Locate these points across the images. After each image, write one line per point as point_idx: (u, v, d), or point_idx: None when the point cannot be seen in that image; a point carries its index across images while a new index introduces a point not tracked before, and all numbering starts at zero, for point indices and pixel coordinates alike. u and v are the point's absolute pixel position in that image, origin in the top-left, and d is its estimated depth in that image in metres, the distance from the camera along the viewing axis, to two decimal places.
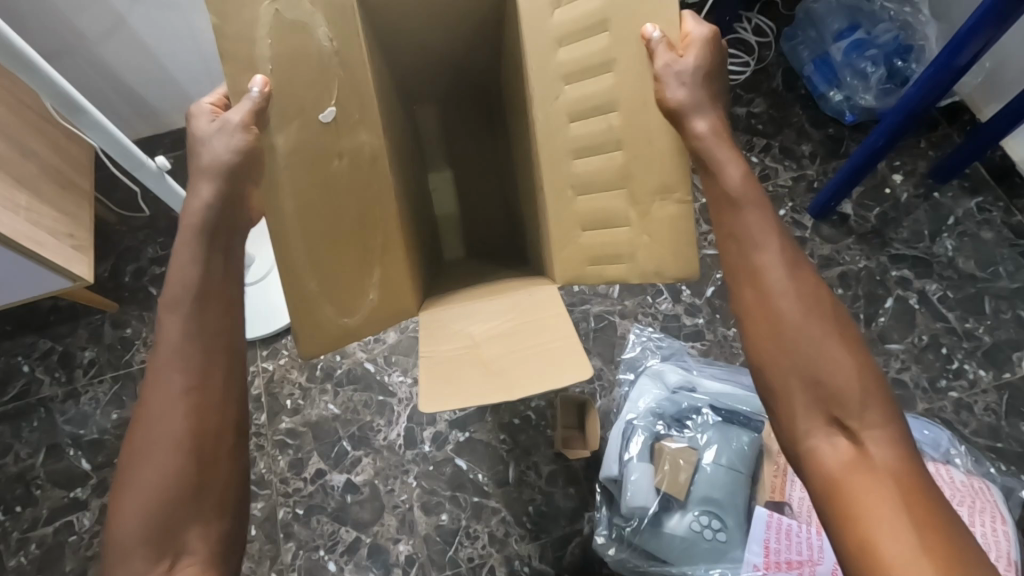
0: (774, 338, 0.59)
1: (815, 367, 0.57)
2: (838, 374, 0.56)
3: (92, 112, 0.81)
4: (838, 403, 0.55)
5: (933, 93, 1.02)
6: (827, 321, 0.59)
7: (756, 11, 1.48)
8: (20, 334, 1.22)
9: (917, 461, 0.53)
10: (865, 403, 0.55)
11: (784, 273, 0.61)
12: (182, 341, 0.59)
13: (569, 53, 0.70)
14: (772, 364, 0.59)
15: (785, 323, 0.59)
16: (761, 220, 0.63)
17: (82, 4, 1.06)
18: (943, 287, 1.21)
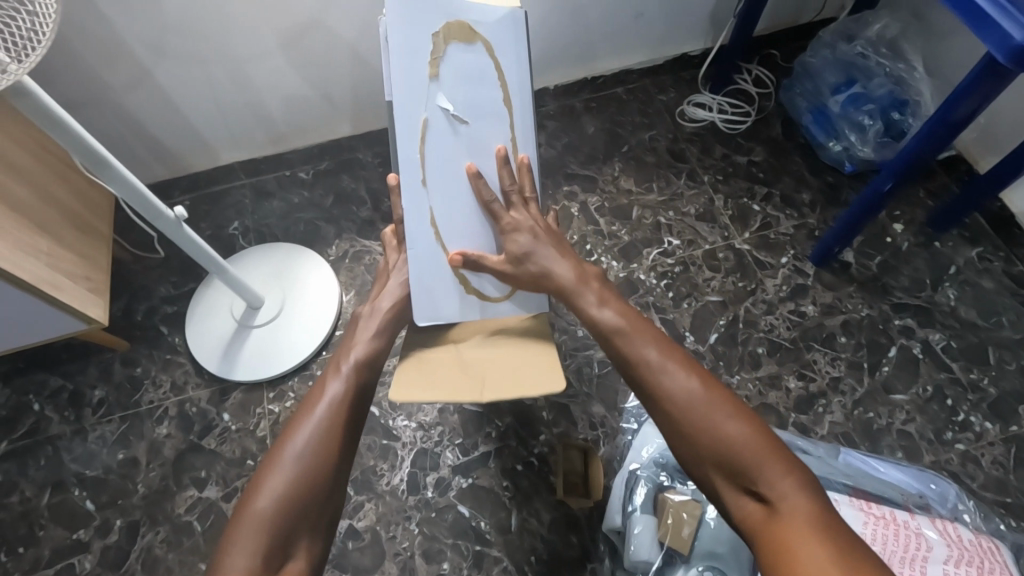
0: (689, 433, 0.68)
1: (723, 444, 0.66)
2: (739, 448, 0.65)
3: (116, 165, 0.84)
4: (748, 473, 0.65)
5: (931, 147, 1.00)
6: (718, 400, 0.69)
7: (756, 63, 1.53)
8: (32, 372, 1.24)
9: (828, 510, 0.61)
10: (767, 466, 0.64)
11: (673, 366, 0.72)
12: (342, 403, 0.72)
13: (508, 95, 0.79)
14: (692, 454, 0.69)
15: (687, 412, 0.69)
16: (643, 337, 0.75)
17: (109, 60, 1.12)
18: (946, 336, 1.22)
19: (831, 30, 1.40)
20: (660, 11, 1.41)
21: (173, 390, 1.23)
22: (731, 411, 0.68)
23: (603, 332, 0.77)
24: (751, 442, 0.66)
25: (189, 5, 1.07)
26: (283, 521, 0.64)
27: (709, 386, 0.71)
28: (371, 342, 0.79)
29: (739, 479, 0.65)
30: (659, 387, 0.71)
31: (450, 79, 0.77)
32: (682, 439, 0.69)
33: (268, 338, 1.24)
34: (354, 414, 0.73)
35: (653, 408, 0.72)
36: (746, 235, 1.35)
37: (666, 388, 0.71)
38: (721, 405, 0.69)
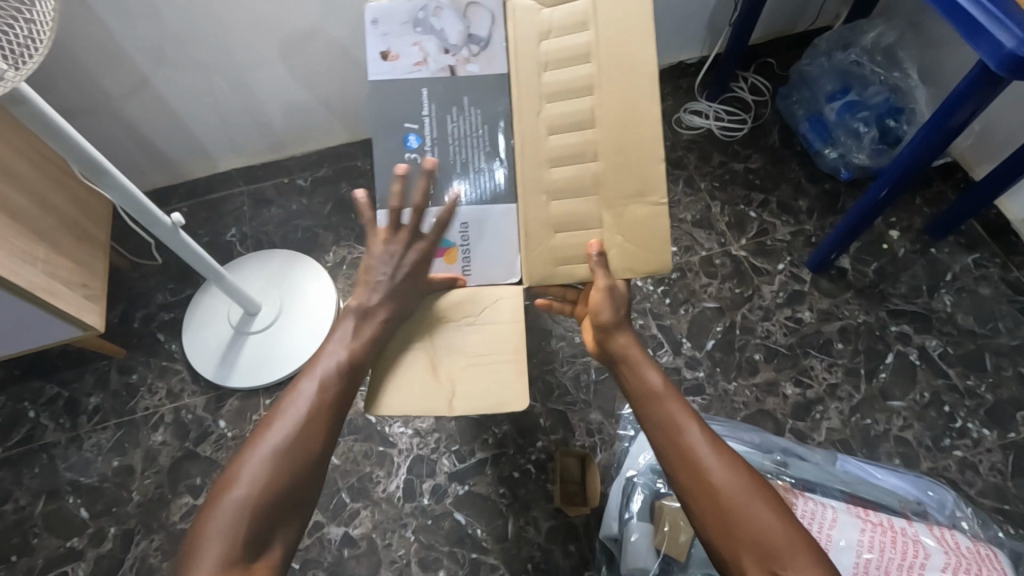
0: (712, 507, 0.66)
1: (751, 526, 0.63)
2: (765, 529, 0.63)
3: (113, 172, 0.84)
4: (772, 556, 0.61)
5: (926, 154, 1.01)
6: (750, 485, 0.67)
7: (753, 71, 1.54)
8: (27, 379, 1.24)
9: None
10: (792, 551, 0.61)
11: (709, 444, 0.70)
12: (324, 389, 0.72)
13: (555, 75, 0.78)
14: (715, 536, 0.65)
15: (718, 491, 0.66)
16: (678, 407, 0.73)
17: (109, 68, 1.12)
18: (943, 343, 1.22)
19: (827, 38, 1.41)
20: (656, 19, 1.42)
21: (169, 397, 1.22)
22: (763, 496, 0.66)
23: (642, 394, 0.76)
24: (783, 531, 0.63)
25: (189, 13, 1.08)
26: (264, 503, 0.64)
27: (743, 469, 0.68)
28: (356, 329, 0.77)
29: (763, 560, 0.62)
30: (695, 460, 0.69)
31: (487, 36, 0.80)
32: (708, 516, 0.66)
33: (264, 345, 1.23)
34: (339, 403, 0.73)
35: (677, 472, 0.70)
36: (743, 242, 1.35)
37: (700, 463, 0.68)
38: (752, 487, 0.66)
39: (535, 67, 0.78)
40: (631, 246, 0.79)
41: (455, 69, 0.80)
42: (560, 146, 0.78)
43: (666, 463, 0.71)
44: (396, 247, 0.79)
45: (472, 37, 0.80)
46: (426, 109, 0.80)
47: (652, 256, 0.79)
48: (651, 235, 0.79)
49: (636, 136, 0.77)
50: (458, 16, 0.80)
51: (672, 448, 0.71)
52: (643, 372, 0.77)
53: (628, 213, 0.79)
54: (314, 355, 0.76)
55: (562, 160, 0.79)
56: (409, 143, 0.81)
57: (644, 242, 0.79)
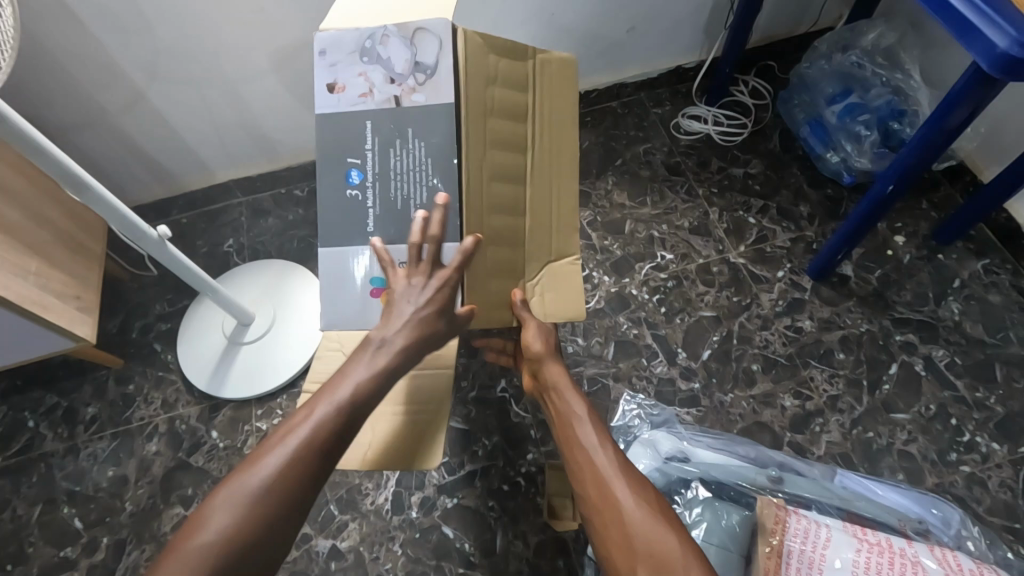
0: (614, 521, 0.67)
1: (648, 539, 0.64)
2: (657, 540, 0.63)
3: (97, 186, 0.85)
4: (667, 566, 0.61)
5: (926, 154, 0.97)
6: (653, 505, 0.67)
7: (753, 74, 1.51)
8: (28, 389, 1.26)
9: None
10: (687, 561, 0.61)
11: (619, 466, 0.73)
12: (304, 455, 0.62)
13: (497, 126, 0.77)
14: (613, 550, 0.66)
15: (620, 505, 0.68)
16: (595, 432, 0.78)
17: (103, 83, 1.14)
18: (951, 353, 1.17)
19: (827, 40, 1.38)
20: (652, 25, 1.40)
21: (164, 407, 1.23)
22: (662, 514, 0.67)
23: (565, 422, 0.81)
24: (678, 544, 0.63)
25: (177, 27, 1.09)
26: (227, 556, 0.56)
27: (651, 491, 0.70)
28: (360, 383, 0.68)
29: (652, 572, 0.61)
30: (601, 475, 0.72)
31: (426, 62, 0.71)
32: (607, 527, 0.67)
33: (256, 355, 1.24)
34: (334, 451, 0.64)
35: (583, 493, 0.72)
36: (741, 249, 1.32)
37: (603, 482, 0.71)
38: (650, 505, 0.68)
39: (482, 105, 0.75)
40: (551, 293, 0.87)
41: (400, 100, 0.72)
42: (497, 198, 0.79)
43: (579, 482, 0.74)
44: (418, 280, 0.75)
45: (418, 66, 0.71)
46: (370, 143, 0.74)
47: (566, 306, 0.87)
48: (567, 289, 0.86)
49: (558, 198, 0.83)
50: (406, 43, 0.70)
51: (582, 466, 0.74)
52: (563, 400, 0.84)
53: (548, 269, 0.86)
54: (331, 382, 0.68)
55: (499, 211, 0.80)
56: (352, 178, 0.75)
57: (563, 292, 0.86)
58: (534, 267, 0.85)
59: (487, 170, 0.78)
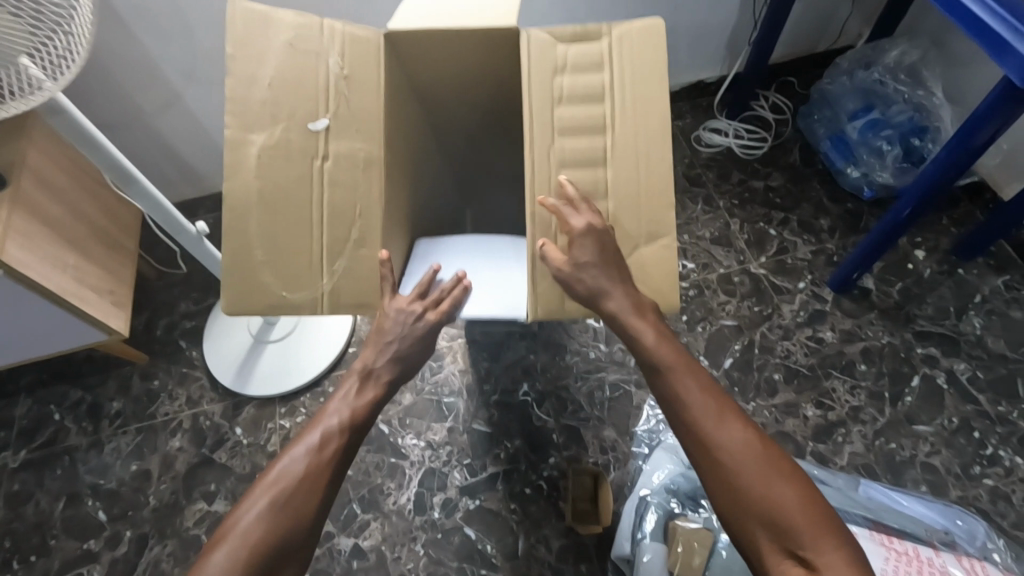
0: (732, 483, 0.63)
1: (770, 501, 0.62)
2: (790, 510, 0.61)
3: (143, 181, 0.88)
4: (789, 532, 0.60)
5: (952, 171, 0.99)
6: (765, 454, 0.64)
7: (773, 90, 1.54)
8: (54, 383, 1.27)
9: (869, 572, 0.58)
10: (807, 522, 0.60)
11: (734, 429, 0.66)
12: (306, 474, 0.67)
13: (572, 112, 0.69)
14: (737, 504, 0.63)
15: (728, 452, 0.65)
16: (694, 388, 0.68)
17: (143, 83, 1.17)
18: (973, 367, 1.18)
19: (849, 57, 1.40)
20: (675, 40, 1.44)
21: (188, 404, 1.24)
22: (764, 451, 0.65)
23: (651, 372, 0.70)
24: (799, 503, 0.61)
25: (218, 31, 1.12)
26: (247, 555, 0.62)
27: (761, 442, 0.65)
28: (357, 407, 0.72)
29: (778, 539, 0.61)
30: (717, 446, 0.65)
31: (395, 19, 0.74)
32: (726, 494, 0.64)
33: (283, 355, 1.25)
34: (338, 471, 0.69)
35: (702, 453, 0.66)
36: (762, 260, 1.33)
37: (719, 448, 0.65)
38: (753, 441, 0.65)
39: (546, 96, 0.69)
40: (640, 283, 0.70)
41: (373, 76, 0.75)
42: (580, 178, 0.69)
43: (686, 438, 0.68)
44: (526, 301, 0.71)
45: None
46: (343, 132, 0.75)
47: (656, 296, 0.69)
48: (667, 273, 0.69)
49: (647, 176, 0.69)
50: None
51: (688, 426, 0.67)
52: (663, 356, 0.68)
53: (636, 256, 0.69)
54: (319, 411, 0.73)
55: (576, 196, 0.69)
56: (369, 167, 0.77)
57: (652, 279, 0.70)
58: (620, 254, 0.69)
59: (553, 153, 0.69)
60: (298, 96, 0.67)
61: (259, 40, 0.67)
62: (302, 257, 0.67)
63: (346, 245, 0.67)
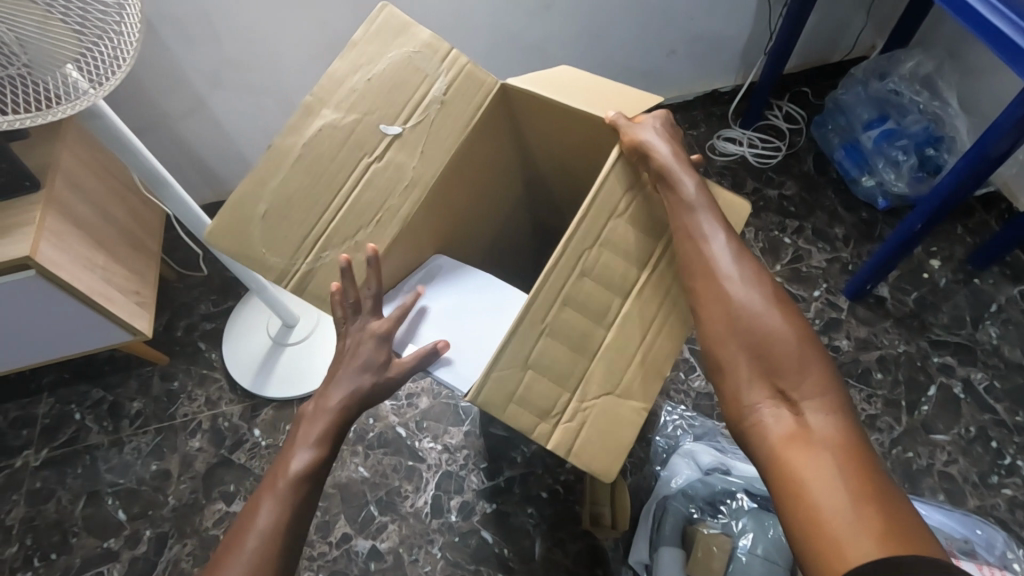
0: (725, 319, 0.58)
1: (762, 341, 0.57)
2: (782, 348, 0.56)
3: (173, 184, 0.89)
4: (780, 372, 0.55)
5: (970, 180, 0.99)
6: (766, 289, 0.59)
7: (787, 99, 1.56)
8: (76, 382, 1.29)
9: (855, 424, 0.53)
10: (802, 368, 0.55)
11: (735, 259, 0.60)
12: (271, 539, 0.61)
13: (624, 221, 0.66)
14: (723, 338, 0.58)
15: (725, 285, 0.59)
16: (709, 221, 0.62)
17: (171, 89, 1.19)
18: (989, 376, 1.18)
19: (864, 68, 1.42)
20: (691, 49, 1.45)
21: (207, 405, 1.26)
22: (768, 290, 0.59)
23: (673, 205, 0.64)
24: (793, 347, 0.56)
25: (245, 39, 1.14)
26: None
27: (766, 283, 0.60)
28: (314, 452, 0.65)
29: (767, 377, 0.56)
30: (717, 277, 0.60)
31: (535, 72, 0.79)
32: (715, 328, 0.59)
33: (301, 356, 1.27)
34: (302, 525, 0.63)
35: (696, 282, 0.61)
36: (777, 267, 1.34)
37: (717, 282, 0.60)
38: (755, 278, 0.60)
39: (610, 200, 0.66)
40: (597, 437, 0.62)
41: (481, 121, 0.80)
42: (597, 265, 0.65)
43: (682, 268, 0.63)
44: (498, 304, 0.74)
45: None
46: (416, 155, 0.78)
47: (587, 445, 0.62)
48: (612, 438, 0.62)
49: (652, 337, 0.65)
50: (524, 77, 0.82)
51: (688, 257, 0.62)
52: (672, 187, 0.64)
53: (604, 405, 0.63)
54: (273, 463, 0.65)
55: (581, 305, 0.64)
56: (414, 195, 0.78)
57: (611, 436, 0.62)
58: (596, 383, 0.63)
59: (587, 250, 0.64)
60: (386, 98, 0.70)
61: (382, 40, 0.72)
62: (297, 228, 0.67)
63: (346, 243, 0.69)
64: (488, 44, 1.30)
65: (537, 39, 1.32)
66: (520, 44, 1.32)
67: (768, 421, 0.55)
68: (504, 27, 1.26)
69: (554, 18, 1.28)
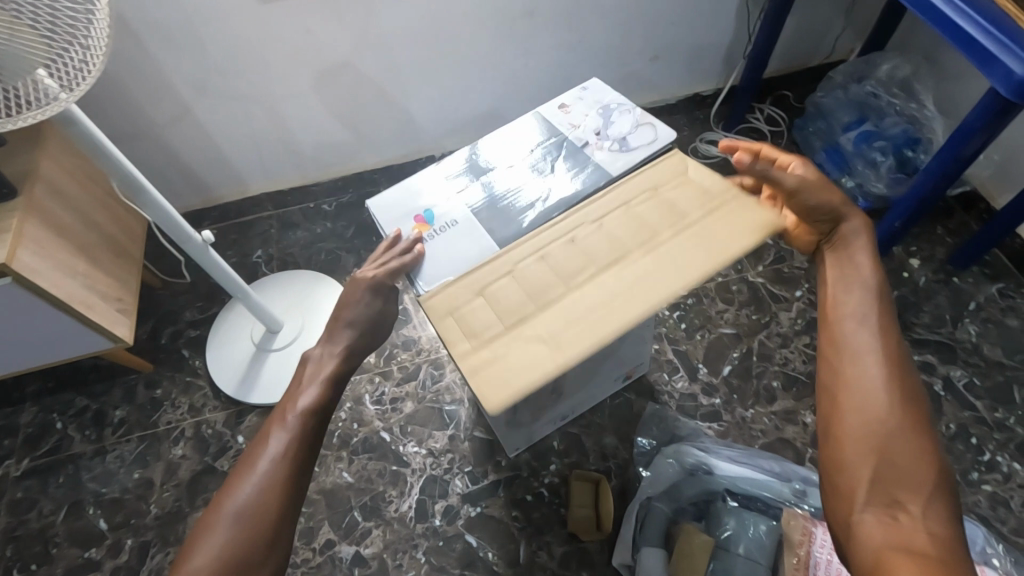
0: (857, 414, 0.57)
1: (890, 449, 0.55)
2: (910, 465, 0.55)
3: (151, 190, 0.89)
4: (902, 488, 0.54)
5: (942, 180, 1.01)
6: (910, 403, 0.57)
7: (769, 103, 1.58)
8: (58, 391, 1.28)
9: (969, 568, 0.51)
10: (923, 492, 0.54)
11: (890, 366, 0.59)
12: (286, 451, 0.65)
13: (635, 203, 0.67)
14: (846, 429, 0.57)
15: (868, 383, 0.58)
16: (870, 322, 0.61)
17: (153, 97, 1.19)
18: (970, 374, 1.19)
19: (843, 71, 1.44)
20: (673, 53, 1.47)
21: (191, 412, 1.25)
22: (914, 407, 0.57)
23: (833, 297, 0.64)
24: (921, 469, 0.55)
25: (230, 46, 1.15)
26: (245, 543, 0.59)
27: (914, 398, 0.57)
28: (317, 385, 0.71)
29: (887, 484, 0.55)
30: (858, 375, 0.59)
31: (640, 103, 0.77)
32: (851, 423, 0.57)
33: (284, 362, 1.27)
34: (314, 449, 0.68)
35: (836, 370, 0.60)
36: (760, 268, 1.35)
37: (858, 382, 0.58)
38: (903, 389, 0.58)
39: (636, 187, 0.69)
40: (501, 371, 0.55)
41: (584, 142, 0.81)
42: (598, 228, 0.65)
43: (825, 353, 0.62)
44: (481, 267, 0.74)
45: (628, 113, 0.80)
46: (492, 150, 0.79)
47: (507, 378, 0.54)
48: (520, 369, 0.55)
49: (602, 304, 0.58)
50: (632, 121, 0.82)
51: (841, 344, 0.61)
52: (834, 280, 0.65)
53: (520, 338, 0.57)
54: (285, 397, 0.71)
55: (562, 260, 0.63)
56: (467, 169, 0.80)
57: (513, 368, 0.55)
58: (529, 326, 0.58)
59: (592, 214, 0.67)
60: None
61: None
62: None
63: None
64: (470, 51, 1.31)
65: (518, 45, 1.33)
66: (501, 50, 1.33)
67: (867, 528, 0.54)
68: (485, 33, 1.27)
69: (535, 24, 1.30)
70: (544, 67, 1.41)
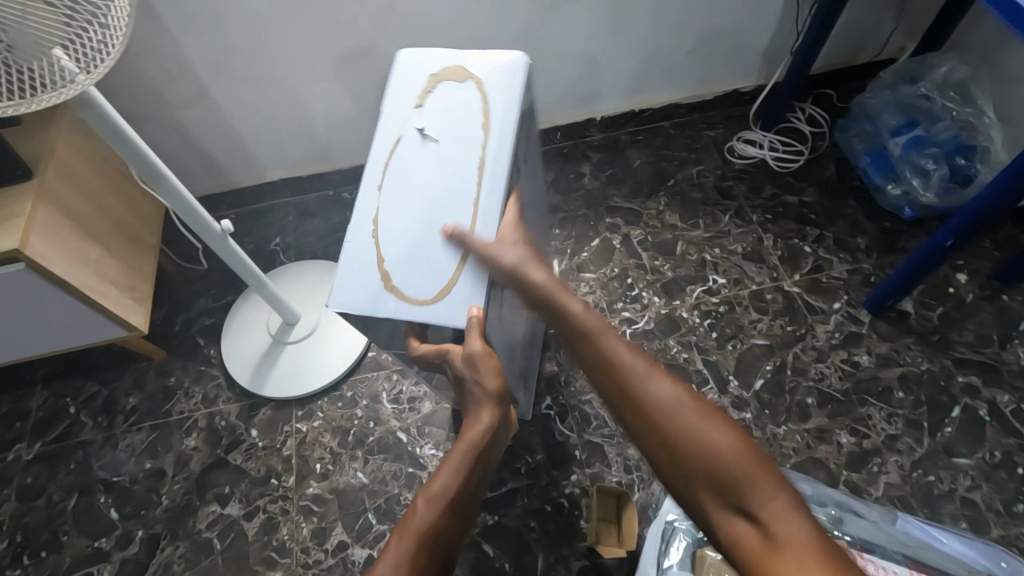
0: (665, 437, 0.58)
1: (704, 453, 0.55)
2: (725, 457, 0.54)
3: (169, 178, 0.85)
4: (733, 490, 0.53)
5: (1006, 198, 0.94)
6: (691, 399, 0.59)
7: (810, 102, 1.50)
8: (70, 376, 1.26)
9: (830, 540, 0.48)
10: (750, 479, 0.53)
11: (653, 376, 0.62)
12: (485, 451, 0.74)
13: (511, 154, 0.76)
14: (662, 460, 0.58)
15: (649, 404, 0.60)
16: (622, 343, 0.65)
17: (169, 78, 1.15)
18: (1017, 399, 1.13)
19: (893, 71, 1.37)
20: (713, 46, 1.40)
21: (204, 403, 1.22)
22: (695, 403, 0.59)
23: (573, 328, 0.69)
24: (740, 456, 0.54)
25: (246, 23, 1.09)
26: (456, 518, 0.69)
27: (687, 393, 0.60)
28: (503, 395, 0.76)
29: (717, 496, 0.54)
30: (639, 402, 0.60)
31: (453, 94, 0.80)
32: (661, 448, 0.58)
33: (300, 356, 1.23)
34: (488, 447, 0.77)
35: (622, 412, 0.63)
36: (796, 277, 1.29)
37: (642, 397, 0.60)
38: (685, 392, 0.60)
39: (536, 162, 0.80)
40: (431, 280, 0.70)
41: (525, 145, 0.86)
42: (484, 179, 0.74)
43: (604, 392, 0.65)
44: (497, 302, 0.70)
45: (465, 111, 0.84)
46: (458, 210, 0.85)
47: (387, 267, 0.71)
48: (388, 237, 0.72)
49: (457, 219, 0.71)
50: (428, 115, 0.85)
51: (603, 379, 0.64)
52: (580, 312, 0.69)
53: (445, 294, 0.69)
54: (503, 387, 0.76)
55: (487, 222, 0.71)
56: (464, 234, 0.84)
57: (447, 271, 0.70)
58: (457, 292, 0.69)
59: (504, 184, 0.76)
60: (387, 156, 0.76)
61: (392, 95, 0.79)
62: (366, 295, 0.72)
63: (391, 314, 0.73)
64: (500, 37, 1.25)
65: (550, 34, 1.27)
66: (533, 39, 1.27)
67: (740, 533, 0.52)
68: (517, 18, 1.21)
69: (569, 11, 1.23)
70: (578, 55, 1.34)
